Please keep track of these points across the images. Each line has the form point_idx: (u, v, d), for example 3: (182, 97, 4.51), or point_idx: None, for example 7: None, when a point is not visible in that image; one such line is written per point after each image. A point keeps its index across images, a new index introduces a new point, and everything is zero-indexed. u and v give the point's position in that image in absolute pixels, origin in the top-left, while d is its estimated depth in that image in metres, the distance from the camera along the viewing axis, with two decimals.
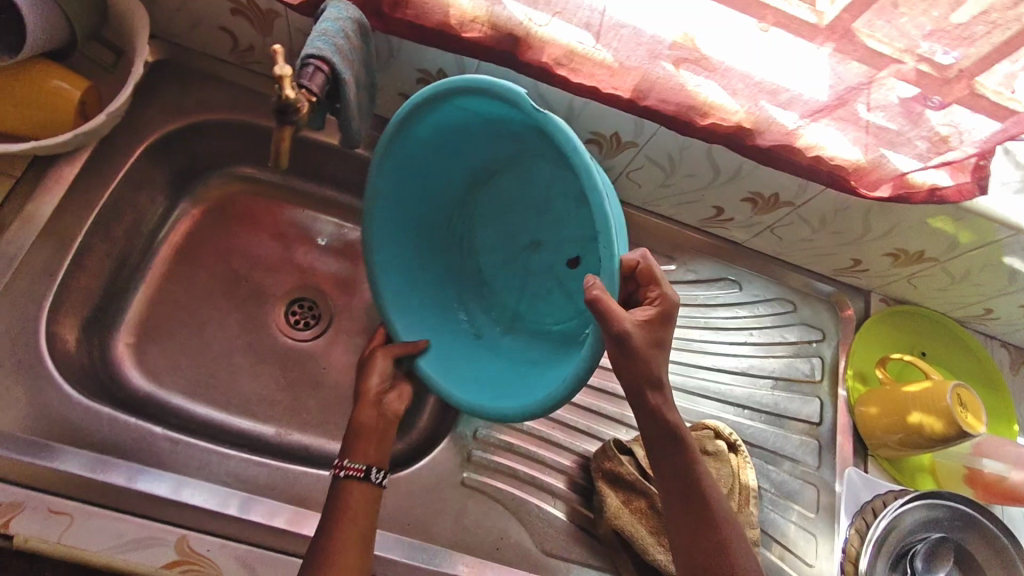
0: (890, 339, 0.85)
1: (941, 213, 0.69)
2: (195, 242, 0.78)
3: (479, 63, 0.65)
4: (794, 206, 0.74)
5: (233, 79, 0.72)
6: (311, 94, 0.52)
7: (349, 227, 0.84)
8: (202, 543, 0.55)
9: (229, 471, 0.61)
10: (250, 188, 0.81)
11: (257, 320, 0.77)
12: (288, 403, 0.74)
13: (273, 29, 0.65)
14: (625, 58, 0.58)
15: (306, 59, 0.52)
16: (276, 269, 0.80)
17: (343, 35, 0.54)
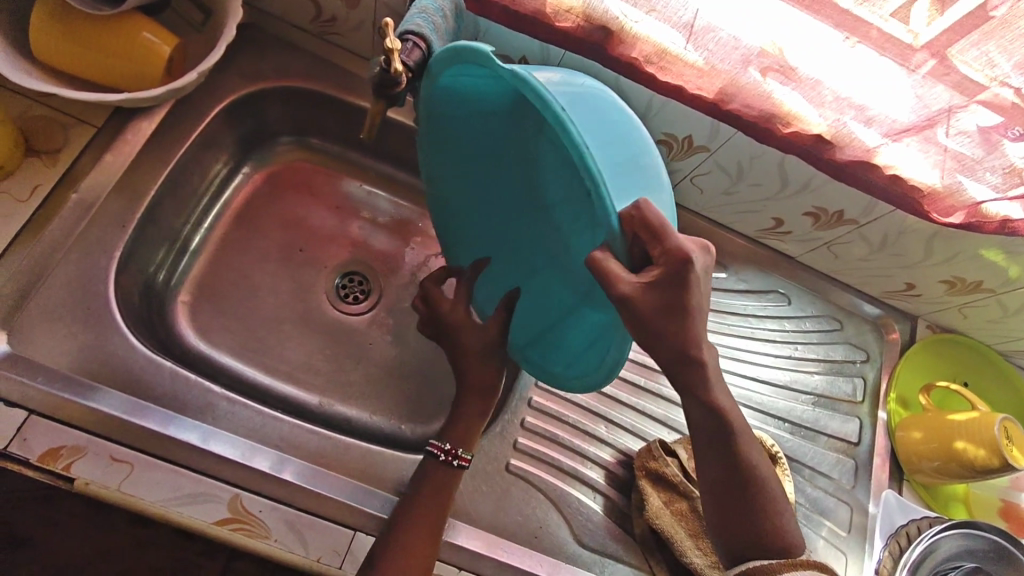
0: (935, 366, 0.85)
1: (994, 245, 0.70)
2: (254, 206, 0.78)
3: (564, 53, 0.65)
4: (857, 225, 0.74)
5: (309, 49, 0.73)
6: (410, 70, 0.53)
7: (404, 206, 0.84)
8: (254, 504, 0.56)
9: (282, 435, 0.62)
10: (312, 158, 0.82)
11: (308, 290, 0.77)
12: (334, 375, 0.74)
13: (359, 3, 0.65)
14: (716, 61, 0.58)
15: (405, 35, 0.54)
16: (330, 240, 0.80)
17: (441, 14, 0.57)
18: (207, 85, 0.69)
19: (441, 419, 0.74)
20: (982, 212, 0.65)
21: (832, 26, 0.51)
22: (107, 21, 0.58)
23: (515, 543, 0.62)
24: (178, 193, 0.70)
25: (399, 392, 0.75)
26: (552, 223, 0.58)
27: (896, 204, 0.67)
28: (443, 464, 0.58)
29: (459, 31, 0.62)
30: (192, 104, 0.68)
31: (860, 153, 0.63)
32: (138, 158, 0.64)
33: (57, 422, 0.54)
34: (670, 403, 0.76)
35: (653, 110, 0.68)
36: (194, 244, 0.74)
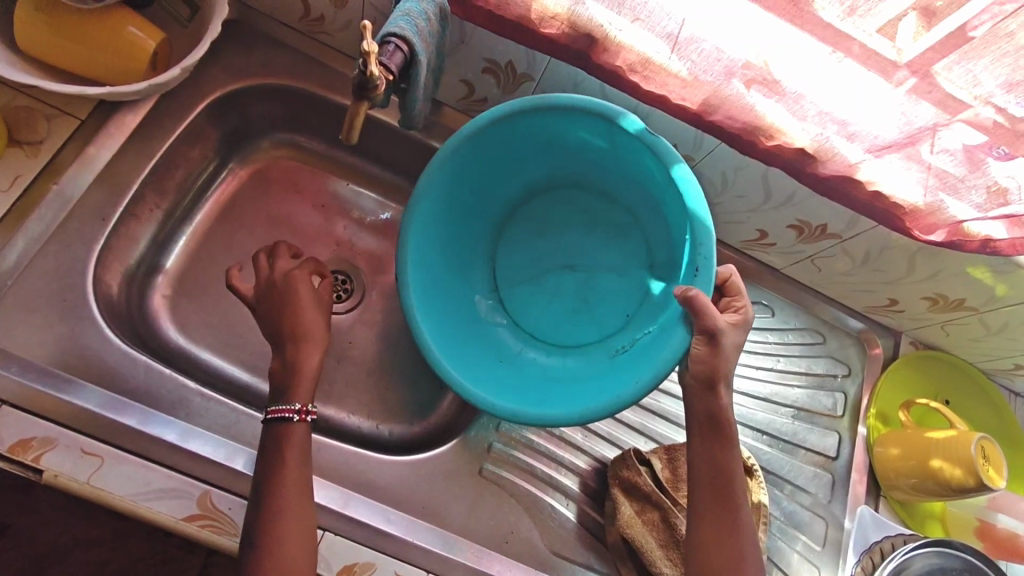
0: (915, 383, 0.84)
1: (982, 263, 0.69)
2: (240, 203, 0.79)
3: (549, 59, 0.64)
4: (840, 239, 0.74)
5: (298, 46, 0.73)
6: (390, 72, 0.53)
7: (391, 206, 0.84)
8: (223, 500, 0.56)
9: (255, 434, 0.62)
10: (297, 156, 0.82)
11: None
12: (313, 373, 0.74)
13: (348, 3, 0.65)
14: (699, 72, 0.58)
15: (387, 37, 0.53)
16: (315, 238, 0.80)
17: (424, 17, 0.56)
18: (193, 79, 0.69)
19: (416, 422, 0.74)
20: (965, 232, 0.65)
21: (817, 40, 0.51)
22: (94, 13, 0.58)
23: (487, 548, 0.62)
24: (161, 187, 0.70)
25: (378, 392, 0.75)
26: (512, 257, 0.74)
27: (877, 219, 0.67)
28: (292, 424, 0.55)
29: (443, 34, 0.61)
30: (178, 99, 0.68)
31: (842, 168, 0.63)
32: (121, 151, 0.64)
33: (29, 413, 0.54)
34: (648, 412, 0.76)
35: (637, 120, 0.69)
36: (178, 238, 0.74)
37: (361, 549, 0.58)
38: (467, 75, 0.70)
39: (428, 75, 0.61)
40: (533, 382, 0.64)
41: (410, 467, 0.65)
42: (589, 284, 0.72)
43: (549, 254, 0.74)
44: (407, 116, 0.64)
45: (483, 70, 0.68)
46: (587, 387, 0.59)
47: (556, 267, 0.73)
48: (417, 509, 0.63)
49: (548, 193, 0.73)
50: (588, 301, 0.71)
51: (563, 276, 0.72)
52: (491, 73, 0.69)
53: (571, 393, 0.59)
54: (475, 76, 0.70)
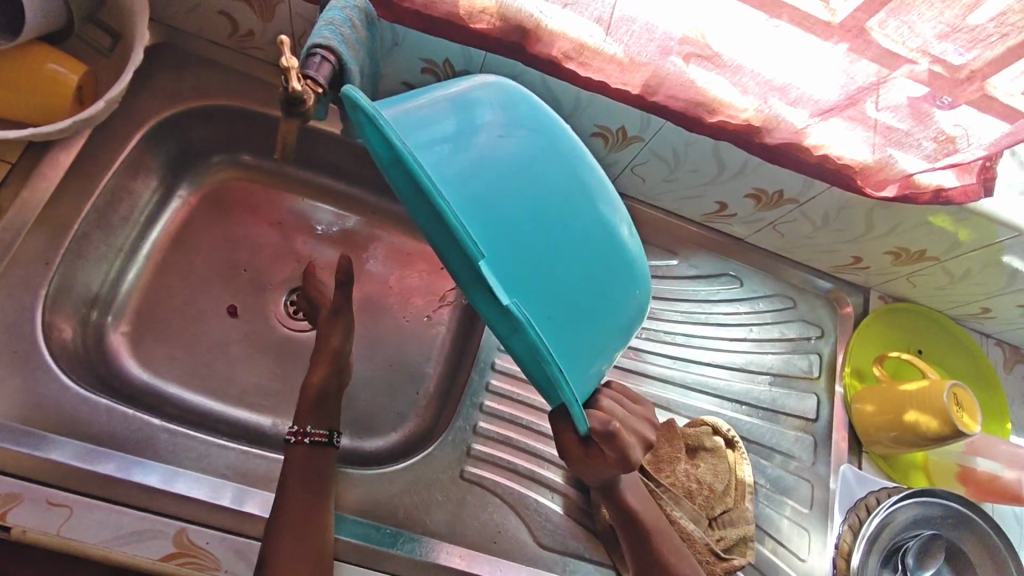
0: (888, 335, 0.86)
1: (943, 212, 0.69)
2: (192, 230, 0.77)
3: (485, 54, 0.63)
4: (798, 203, 0.74)
5: (231, 64, 0.71)
6: (318, 85, 0.51)
7: (348, 217, 0.83)
8: (202, 535, 0.55)
9: (228, 464, 0.61)
10: (248, 175, 0.80)
11: (254, 310, 0.76)
12: (287, 395, 0.73)
13: (274, 15, 0.63)
14: (635, 53, 0.57)
15: (313, 49, 0.52)
16: (274, 257, 0.79)
17: (349, 24, 0.55)
18: (126, 109, 0.67)
19: (393, 430, 0.74)
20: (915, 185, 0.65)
21: (750, 6, 0.50)
22: (9, 54, 0.56)
23: (477, 551, 0.62)
24: (105, 223, 0.68)
25: (354, 405, 0.74)
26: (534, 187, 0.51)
27: (830, 182, 0.67)
28: (289, 446, 0.59)
29: (374, 39, 0.60)
30: (111, 130, 0.66)
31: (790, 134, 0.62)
32: (57, 192, 0.63)
33: None
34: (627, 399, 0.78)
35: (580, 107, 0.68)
36: (131, 272, 0.72)
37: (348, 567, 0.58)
38: (406, 77, 0.69)
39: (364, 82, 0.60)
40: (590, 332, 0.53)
41: (388, 478, 0.64)
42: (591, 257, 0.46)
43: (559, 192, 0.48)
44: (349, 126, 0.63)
45: (422, 71, 0.67)
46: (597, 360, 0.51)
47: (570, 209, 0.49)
48: (401, 519, 0.62)
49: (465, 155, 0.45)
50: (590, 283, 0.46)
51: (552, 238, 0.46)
52: (430, 73, 0.67)
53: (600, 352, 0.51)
54: (414, 77, 0.69)
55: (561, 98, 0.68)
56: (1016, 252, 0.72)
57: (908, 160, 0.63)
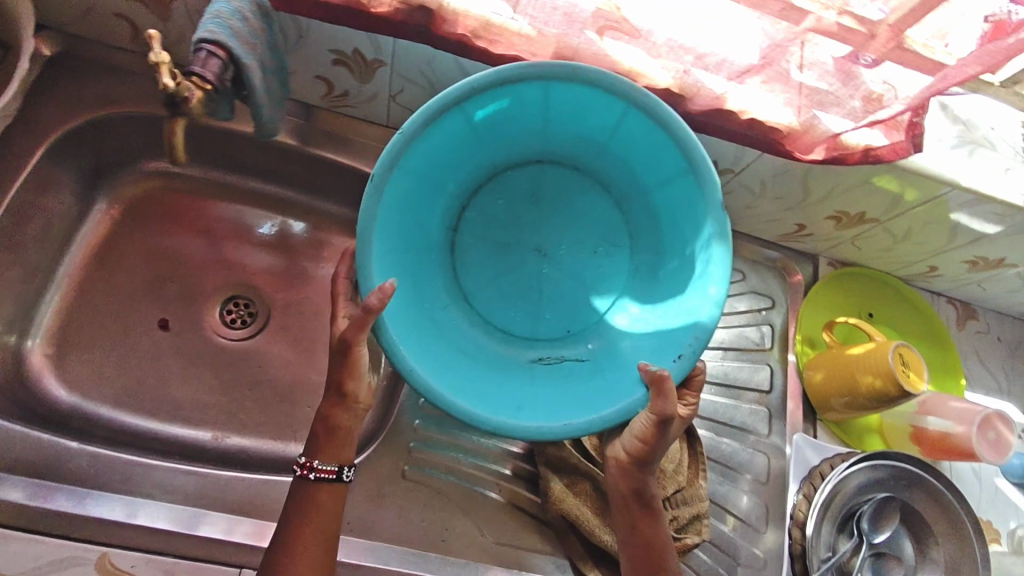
0: (837, 297, 0.85)
1: (883, 171, 0.68)
2: (115, 244, 0.75)
3: (395, 39, 0.61)
4: (734, 172, 0.73)
5: (138, 68, 0.68)
6: (204, 81, 0.52)
7: (281, 220, 0.81)
8: (125, 560, 0.54)
9: (156, 483, 0.60)
10: (169, 184, 0.78)
11: (188, 321, 0.75)
12: (225, 406, 0.71)
13: (171, 13, 0.61)
14: (542, 26, 0.56)
15: (199, 45, 0.52)
16: (204, 266, 0.78)
17: (239, 16, 0.54)
18: (26, 122, 0.64)
19: None
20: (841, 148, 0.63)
21: None
22: None
23: (424, 551, 0.61)
24: (16, 244, 0.65)
25: (296, 411, 0.73)
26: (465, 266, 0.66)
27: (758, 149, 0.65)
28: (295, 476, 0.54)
29: (274, 32, 0.58)
30: (12, 146, 0.63)
31: (711, 102, 0.61)
32: None
33: None
34: None
35: None
36: (51, 292, 0.70)
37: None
38: (319, 70, 0.66)
39: (268, 78, 0.58)
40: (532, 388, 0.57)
41: None
42: (553, 279, 0.68)
43: (517, 249, 0.68)
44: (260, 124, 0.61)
45: (333, 63, 0.65)
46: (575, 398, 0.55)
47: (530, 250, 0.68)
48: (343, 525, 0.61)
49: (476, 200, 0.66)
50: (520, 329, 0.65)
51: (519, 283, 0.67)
52: (343, 65, 0.65)
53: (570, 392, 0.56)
54: (327, 69, 0.66)
55: None
56: (961, 208, 0.71)
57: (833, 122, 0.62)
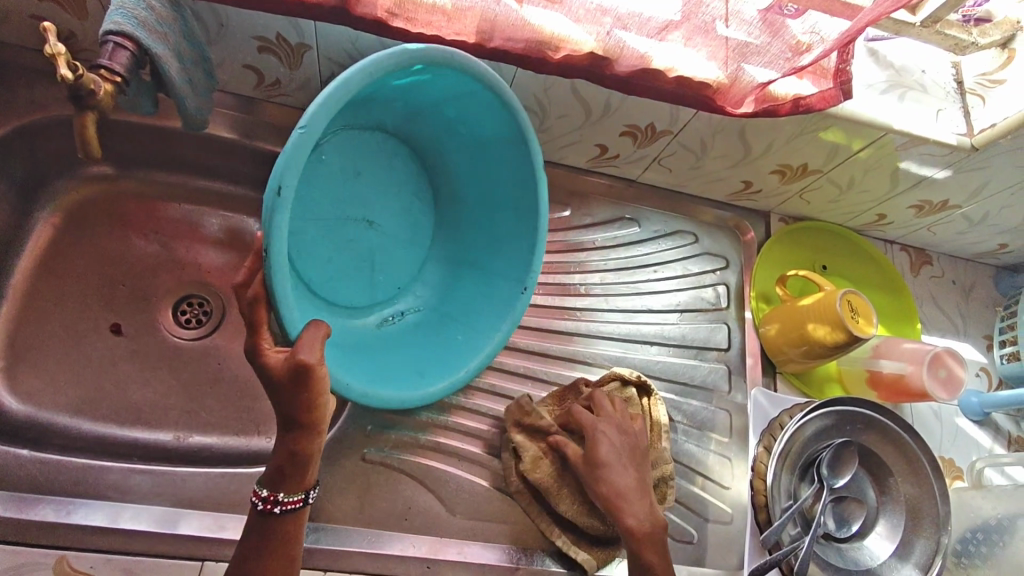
0: (858, 279, 0.87)
1: (978, 174, 0.73)
2: (60, 254, 0.73)
3: (515, 69, 0.64)
4: (822, 172, 0.76)
5: (236, 88, 0.69)
6: (113, 73, 0.50)
7: (238, 219, 0.80)
8: (85, 561, 0.53)
9: (109, 484, 0.58)
10: (110, 187, 0.76)
11: (146, 325, 0.74)
12: (184, 406, 0.71)
13: (302, 64, 0.64)
14: (652, 42, 0.59)
15: (106, 37, 0.50)
16: (156, 270, 0.77)
17: (146, 6, 0.52)
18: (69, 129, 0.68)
19: None
20: (914, 136, 0.68)
21: None
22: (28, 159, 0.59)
23: None
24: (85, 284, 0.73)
25: (248, 409, 0.73)
26: (352, 243, 0.69)
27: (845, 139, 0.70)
28: (257, 512, 0.50)
29: (187, 21, 0.57)
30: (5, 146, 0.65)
31: (752, 90, 0.63)
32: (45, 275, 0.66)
33: None
34: None
35: (609, 111, 0.68)
36: None
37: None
38: (326, 80, 0.67)
39: (184, 69, 0.57)
40: (390, 346, 0.69)
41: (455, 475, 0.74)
42: (379, 244, 0.72)
43: (346, 212, 0.68)
44: (186, 116, 0.60)
45: None
46: (414, 356, 0.68)
47: (361, 221, 0.70)
48: (323, 463, 0.64)
49: (375, 176, 0.70)
50: (354, 290, 0.70)
51: (349, 255, 0.69)
52: None
53: (425, 355, 0.69)
54: None
55: (557, 96, 0.67)
56: None
57: (900, 115, 0.68)
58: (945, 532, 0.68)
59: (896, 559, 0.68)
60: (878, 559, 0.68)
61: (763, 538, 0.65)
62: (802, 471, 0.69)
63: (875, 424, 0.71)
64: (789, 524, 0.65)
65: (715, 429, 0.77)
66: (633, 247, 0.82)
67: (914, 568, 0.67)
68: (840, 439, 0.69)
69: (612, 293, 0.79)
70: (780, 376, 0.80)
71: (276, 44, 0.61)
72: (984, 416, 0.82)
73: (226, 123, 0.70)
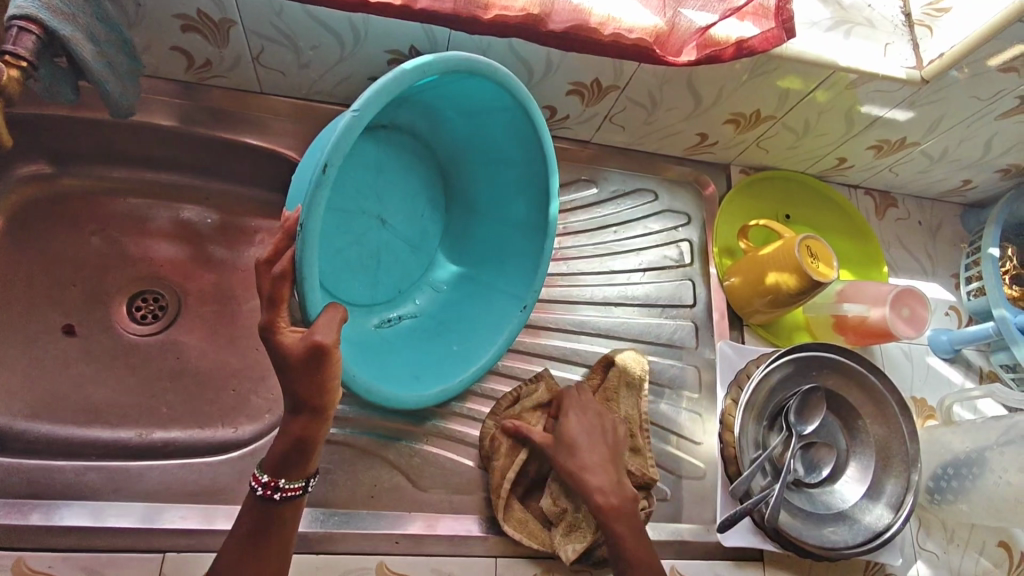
0: (825, 226, 0.86)
1: (933, 107, 0.71)
2: (5, 255, 0.71)
3: (449, 30, 0.62)
4: (776, 119, 0.75)
5: (169, 75, 0.67)
6: (18, 58, 0.49)
7: (186, 210, 0.79)
8: (42, 561, 0.53)
9: (68, 484, 0.57)
10: (52, 186, 0.74)
11: (99, 322, 0.73)
12: (145, 402, 0.70)
13: (230, 41, 0.62)
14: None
15: (10, 21, 0.49)
16: (107, 267, 0.75)
17: None
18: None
19: None
20: (864, 72, 0.66)
21: None
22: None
23: None
24: (34, 287, 0.72)
25: (213, 399, 0.72)
26: (362, 238, 0.66)
27: (797, 79, 0.68)
28: (256, 497, 0.49)
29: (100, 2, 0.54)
30: None
31: (693, 36, 0.62)
32: None
33: None
34: None
35: (550, 67, 0.66)
36: None
37: (206, 558, 0.56)
38: (261, 58, 0.65)
39: (101, 52, 0.55)
40: (397, 346, 0.67)
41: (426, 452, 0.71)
42: (388, 244, 0.69)
43: (362, 207, 0.65)
44: (111, 104, 0.59)
45: (386, 63, 0.66)
46: (422, 358, 0.66)
47: (375, 218, 0.67)
48: None
49: (394, 171, 0.68)
50: (360, 285, 0.67)
51: (361, 250, 0.66)
52: (396, 64, 0.67)
53: (433, 355, 0.67)
54: (307, 56, 0.65)
55: (498, 56, 0.66)
56: (1009, 133, 0.76)
57: (846, 51, 0.66)
58: (915, 470, 0.68)
59: (867, 500, 0.68)
60: (849, 501, 0.68)
61: (732, 489, 0.64)
62: (770, 419, 0.69)
63: (843, 368, 0.70)
64: (758, 474, 0.65)
65: (685, 386, 0.75)
66: (594, 209, 0.81)
67: (885, 507, 0.67)
68: (806, 384, 0.69)
69: (576, 257, 0.78)
70: (747, 328, 0.79)
71: (199, 21, 0.59)
72: (954, 353, 0.82)
73: (165, 110, 0.68)
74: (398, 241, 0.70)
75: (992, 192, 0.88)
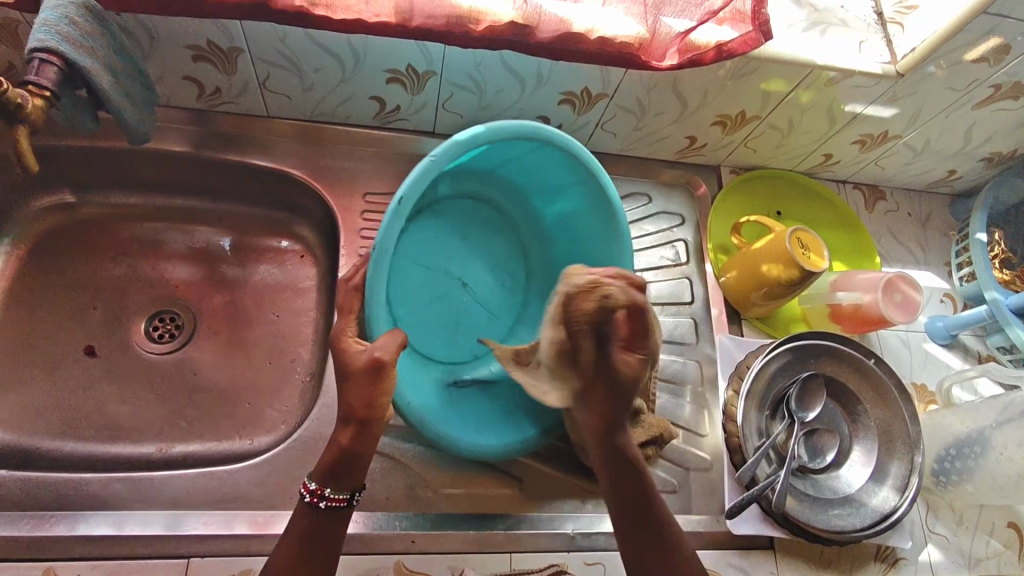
0: (816, 220, 0.88)
1: (910, 100, 0.74)
2: (28, 282, 0.74)
3: (443, 47, 0.66)
4: (761, 118, 0.78)
5: (181, 103, 0.71)
6: (42, 88, 0.52)
7: (200, 233, 0.82)
8: (71, 570, 0.54)
9: (93, 496, 0.59)
10: (72, 214, 0.77)
11: (119, 343, 0.76)
12: (165, 417, 0.72)
13: (237, 67, 0.66)
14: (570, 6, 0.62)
15: (31, 54, 0.52)
16: (125, 290, 0.78)
17: (69, 22, 0.53)
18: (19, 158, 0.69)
19: None
20: (842, 69, 0.69)
21: None
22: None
23: None
24: (55, 312, 0.74)
25: (230, 412, 0.74)
26: (442, 296, 0.72)
27: (778, 78, 0.71)
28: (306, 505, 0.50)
29: (116, 34, 0.58)
30: None
31: (673, 41, 0.65)
32: None
33: None
34: None
35: (542, 79, 0.70)
36: None
37: (229, 561, 0.58)
38: (266, 83, 0.69)
39: (118, 82, 0.59)
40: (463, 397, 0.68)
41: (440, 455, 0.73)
42: (469, 306, 0.74)
43: (442, 265, 0.73)
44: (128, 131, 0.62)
45: (386, 82, 0.70)
46: (490, 416, 0.66)
47: (456, 278, 0.73)
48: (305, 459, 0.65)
49: (478, 239, 0.76)
50: (438, 340, 0.70)
51: (440, 307, 0.72)
52: (396, 83, 0.70)
53: (497, 414, 0.67)
54: (310, 79, 0.68)
55: (490, 70, 0.69)
56: (987, 121, 0.78)
57: (823, 50, 0.70)
58: (918, 451, 0.69)
59: (873, 483, 0.69)
60: (855, 485, 0.69)
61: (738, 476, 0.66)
62: (771, 408, 0.70)
63: (838, 354, 0.72)
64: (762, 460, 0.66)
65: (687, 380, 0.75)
66: None
67: (891, 489, 0.69)
68: (805, 372, 0.71)
69: None
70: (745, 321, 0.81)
71: (208, 50, 0.63)
72: (951, 338, 0.83)
73: (177, 136, 0.72)
74: (477, 304, 0.74)
75: (976, 180, 0.91)
